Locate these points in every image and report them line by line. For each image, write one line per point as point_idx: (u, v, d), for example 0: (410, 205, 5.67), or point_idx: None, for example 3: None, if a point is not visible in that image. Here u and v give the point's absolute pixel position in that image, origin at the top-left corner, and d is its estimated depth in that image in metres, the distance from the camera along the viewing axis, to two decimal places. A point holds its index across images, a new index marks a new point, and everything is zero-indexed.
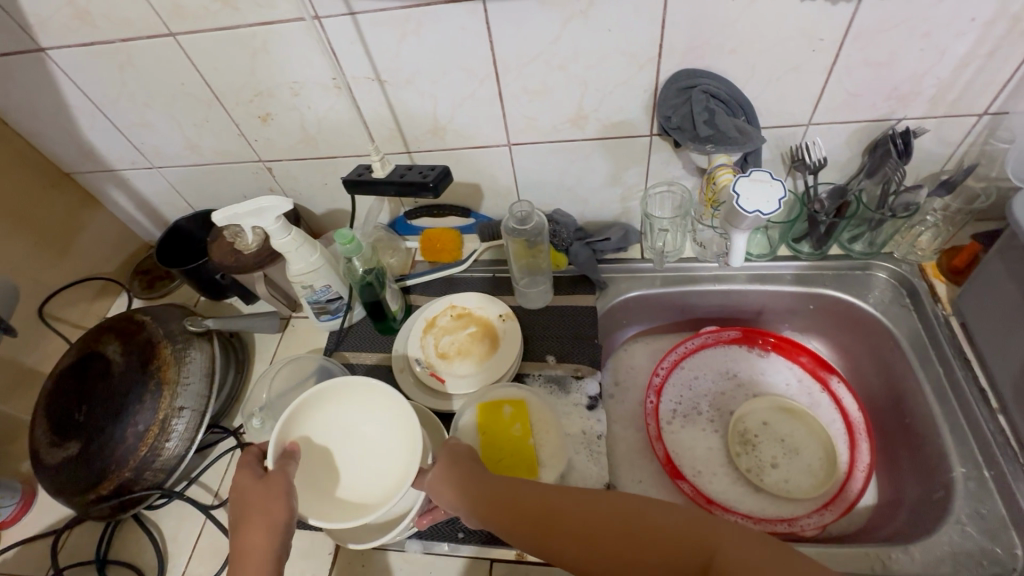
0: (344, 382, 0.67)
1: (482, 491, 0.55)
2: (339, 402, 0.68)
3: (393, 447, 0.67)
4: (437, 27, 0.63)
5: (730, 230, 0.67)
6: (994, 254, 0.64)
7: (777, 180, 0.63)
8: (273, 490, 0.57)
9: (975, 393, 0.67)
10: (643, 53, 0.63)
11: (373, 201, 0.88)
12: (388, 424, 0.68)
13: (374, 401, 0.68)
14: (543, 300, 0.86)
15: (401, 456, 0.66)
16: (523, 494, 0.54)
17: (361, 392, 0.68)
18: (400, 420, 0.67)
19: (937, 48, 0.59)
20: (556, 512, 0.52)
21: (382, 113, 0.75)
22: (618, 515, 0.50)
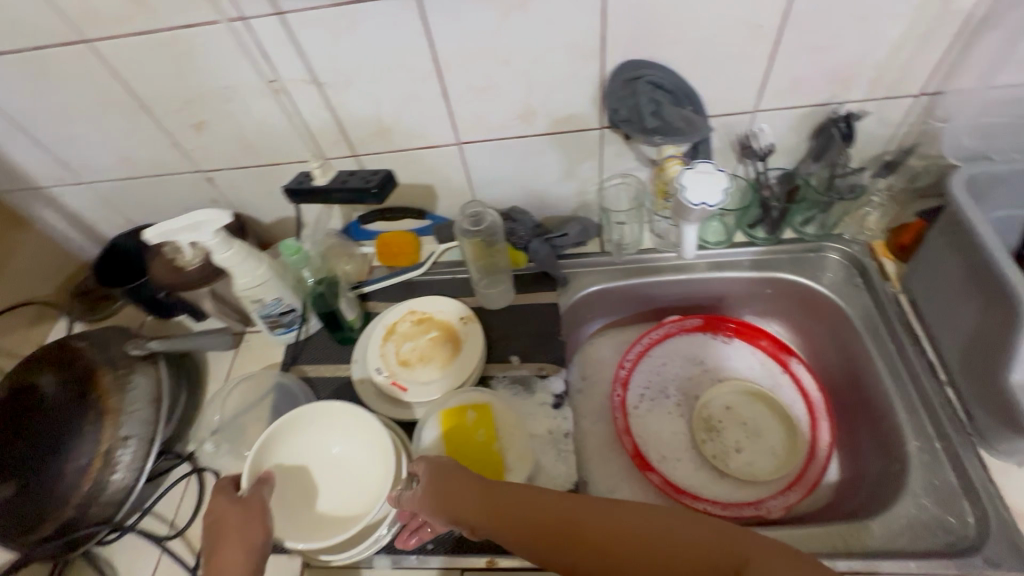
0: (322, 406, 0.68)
1: (472, 499, 0.54)
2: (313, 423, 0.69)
3: (367, 462, 0.67)
4: (372, 25, 0.60)
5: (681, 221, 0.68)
6: (937, 232, 0.65)
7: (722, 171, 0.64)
8: (252, 513, 0.57)
9: (925, 367, 0.68)
10: (587, 45, 0.62)
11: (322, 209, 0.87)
12: (360, 440, 0.68)
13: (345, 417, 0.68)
14: (505, 300, 0.84)
15: (376, 472, 0.66)
16: (517, 501, 0.52)
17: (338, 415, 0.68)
18: (371, 434, 0.67)
19: (872, 31, 0.60)
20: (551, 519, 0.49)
21: (323, 116, 0.72)
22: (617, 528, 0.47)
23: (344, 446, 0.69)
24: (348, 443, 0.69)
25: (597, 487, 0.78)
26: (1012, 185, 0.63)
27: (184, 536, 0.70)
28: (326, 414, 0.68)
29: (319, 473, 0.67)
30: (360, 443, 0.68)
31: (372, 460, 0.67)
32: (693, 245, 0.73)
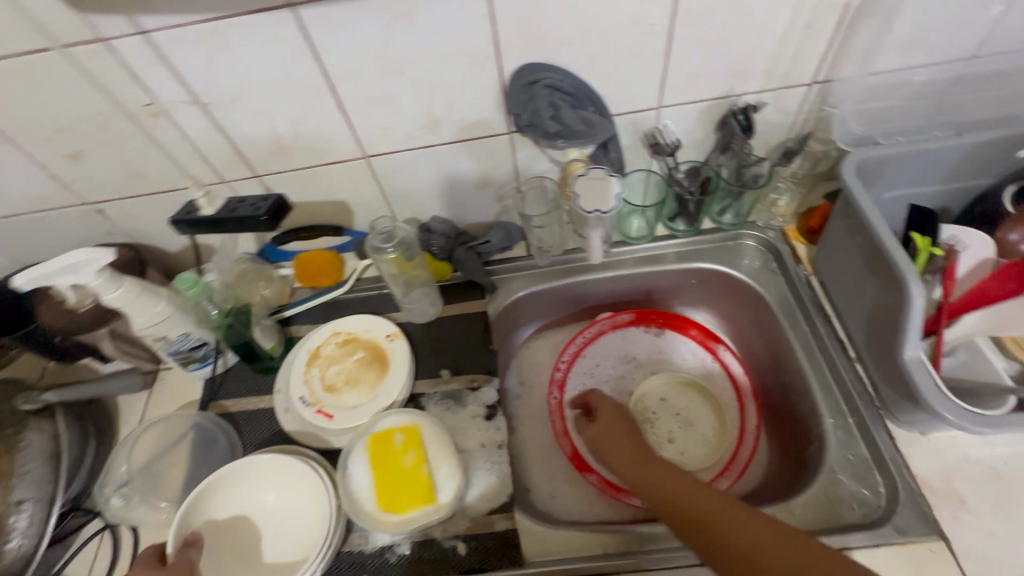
0: (268, 459, 0.66)
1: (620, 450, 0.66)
2: (249, 475, 0.66)
3: (305, 508, 0.65)
4: (251, 41, 0.57)
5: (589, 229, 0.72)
6: (837, 217, 0.68)
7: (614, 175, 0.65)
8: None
9: (836, 346, 0.71)
10: (481, 51, 0.61)
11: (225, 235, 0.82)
12: (296, 486, 0.66)
13: (278, 464, 0.66)
14: (431, 313, 0.83)
15: (312, 523, 0.64)
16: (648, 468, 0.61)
17: (279, 468, 0.66)
18: (308, 479, 0.65)
19: (759, 25, 0.61)
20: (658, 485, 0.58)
21: (215, 138, 0.67)
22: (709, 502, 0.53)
23: (278, 494, 0.66)
24: (283, 491, 0.66)
25: (538, 493, 0.78)
26: (899, 166, 0.66)
27: None
28: (258, 462, 0.66)
29: (252, 527, 0.64)
30: (295, 489, 0.66)
31: (310, 504, 0.65)
32: (600, 252, 0.79)
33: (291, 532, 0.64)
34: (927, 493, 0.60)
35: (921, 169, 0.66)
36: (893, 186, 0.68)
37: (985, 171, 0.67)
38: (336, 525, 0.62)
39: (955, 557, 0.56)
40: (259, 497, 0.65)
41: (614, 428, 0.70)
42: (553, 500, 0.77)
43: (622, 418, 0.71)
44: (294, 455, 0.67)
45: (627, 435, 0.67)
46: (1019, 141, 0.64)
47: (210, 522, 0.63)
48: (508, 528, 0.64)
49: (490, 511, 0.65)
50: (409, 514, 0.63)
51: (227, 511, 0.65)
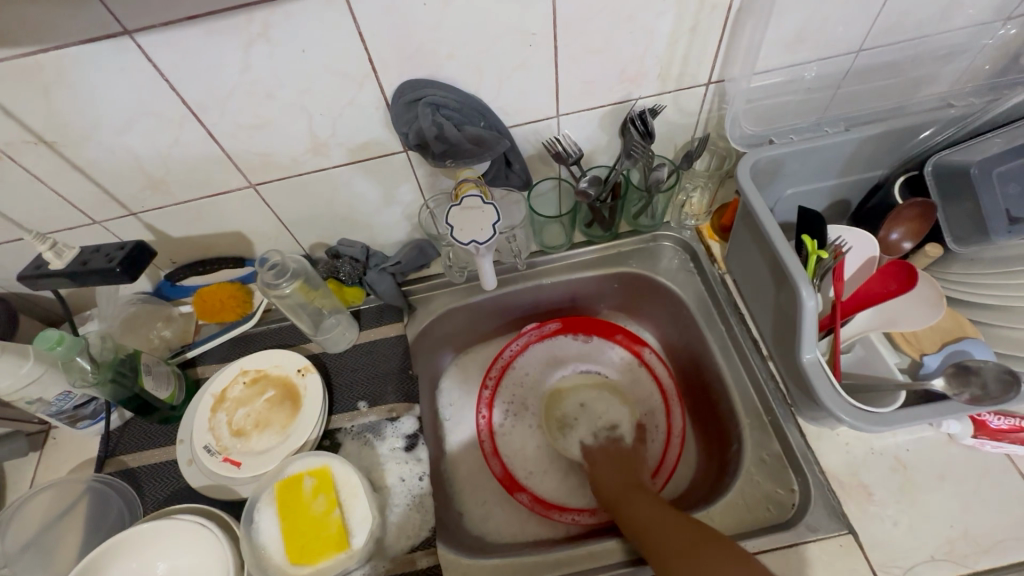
0: (159, 525, 0.60)
1: (611, 482, 0.70)
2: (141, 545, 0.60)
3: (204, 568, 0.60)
4: (89, 73, 0.51)
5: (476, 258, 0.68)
6: (740, 220, 0.68)
7: (489, 204, 0.63)
8: None
9: (749, 345, 0.72)
10: (355, 70, 0.57)
11: (103, 288, 0.77)
12: (191, 547, 0.60)
13: (166, 529, 0.60)
14: (346, 340, 0.78)
15: None
16: (630, 501, 0.65)
17: (173, 533, 0.60)
18: (201, 536, 0.60)
19: (644, 29, 0.59)
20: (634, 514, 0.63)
21: (74, 178, 0.61)
22: (659, 524, 0.58)
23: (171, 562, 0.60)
24: (176, 558, 0.60)
25: (470, 518, 0.76)
26: (796, 164, 0.66)
27: None
28: (141, 532, 0.60)
29: None
30: (190, 552, 0.60)
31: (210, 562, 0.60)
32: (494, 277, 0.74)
33: None
34: (837, 488, 0.61)
35: (816, 165, 0.67)
36: (792, 183, 0.69)
37: (877, 163, 0.68)
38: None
39: (863, 550, 0.57)
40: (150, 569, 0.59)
41: (605, 467, 0.74)
42: (485, 523, 0.75)
43: (616, 460, 0.75)
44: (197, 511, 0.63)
45: (621, 473, 0.72)
46: (904, 133, 0.65)
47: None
48: (431, 564, 0.63)
49: (411, 549, 0.63)
50: (321, 564, 0.59)
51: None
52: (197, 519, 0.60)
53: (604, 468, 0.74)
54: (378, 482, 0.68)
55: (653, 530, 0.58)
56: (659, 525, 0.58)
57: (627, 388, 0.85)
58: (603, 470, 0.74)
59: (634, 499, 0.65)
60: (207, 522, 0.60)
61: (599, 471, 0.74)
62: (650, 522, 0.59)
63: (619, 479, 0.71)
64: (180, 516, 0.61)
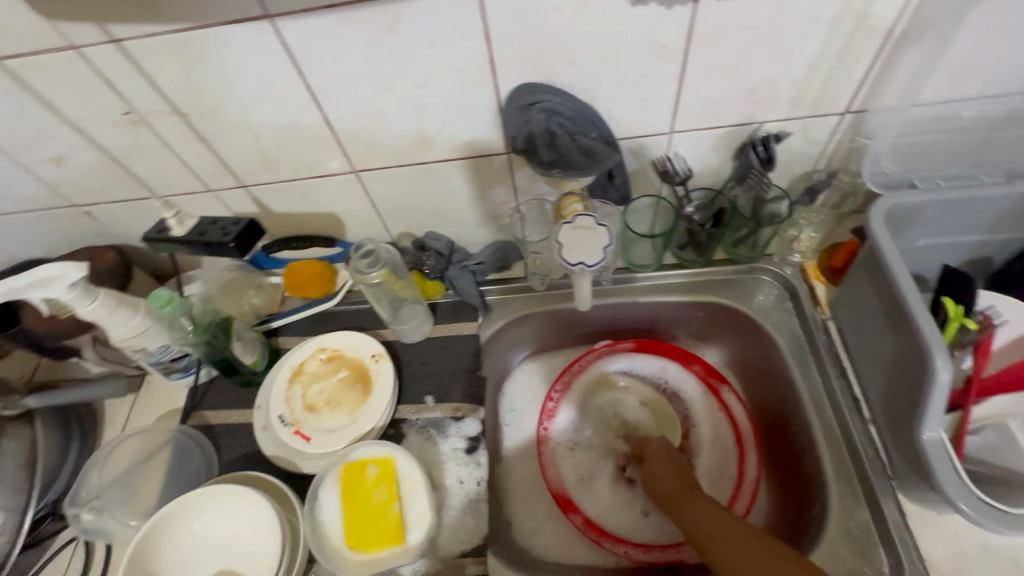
0: (203, 492, 0.63)
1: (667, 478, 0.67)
2: (196, 516, 0.63)
3: (258, 534, 0.62)
4: (226, 52, 0.53)
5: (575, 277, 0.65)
6: (860, 266, 0.61)
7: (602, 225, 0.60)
8: None
9: (849, 403, 0.65)
10: (474, 69, 0.56)
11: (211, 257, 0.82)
12: (240, 511, 0.63)
13: (213, 496, 0.63)
14: (420, 333, 0.79)
15: (264, 536, 0.61)
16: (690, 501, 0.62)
17: (218, 498, 0.63)
18: (248, 501, 0.62)
19: (786, 49, 0.55)
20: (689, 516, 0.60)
21: (198, 148, 0.64)
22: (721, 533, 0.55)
23: (230, 529, 0.63)
24: (233, 524, 0.63)
25: (519, 528, 0.75)
26: (938, 212, 0.59)
27: None
28: (189, 501, 0.63)
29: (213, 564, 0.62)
30: (244, 519, 0.63)
31: (261, 530, 0.62)
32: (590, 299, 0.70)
33: (249, 550, 0.62)
34: None
35: (959, 217, 0.59)
36: (929, 233, 0.61)
37: None
38: (289, 558, 0.61)
39: None
40: (211, 536, 0.63)
41: (658, 458, 0.70)
42: (533, 537, 0.74)
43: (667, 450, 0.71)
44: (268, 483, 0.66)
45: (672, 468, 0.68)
46: None
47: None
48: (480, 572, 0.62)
49: (462, 554, 0.63)
50: (376, 553, 0.60)
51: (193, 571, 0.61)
52: (229, 484, 0.63)
53: (653, 467, 0.69)
54: (438, 480, 0.68)
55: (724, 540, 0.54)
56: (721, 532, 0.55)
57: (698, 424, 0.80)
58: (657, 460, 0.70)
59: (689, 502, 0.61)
60: (230, 486, 0.63)
61: (653, 463, 0.70)
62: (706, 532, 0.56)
63: (666, 469, 0.68)
64: (216, 485, 0.63)
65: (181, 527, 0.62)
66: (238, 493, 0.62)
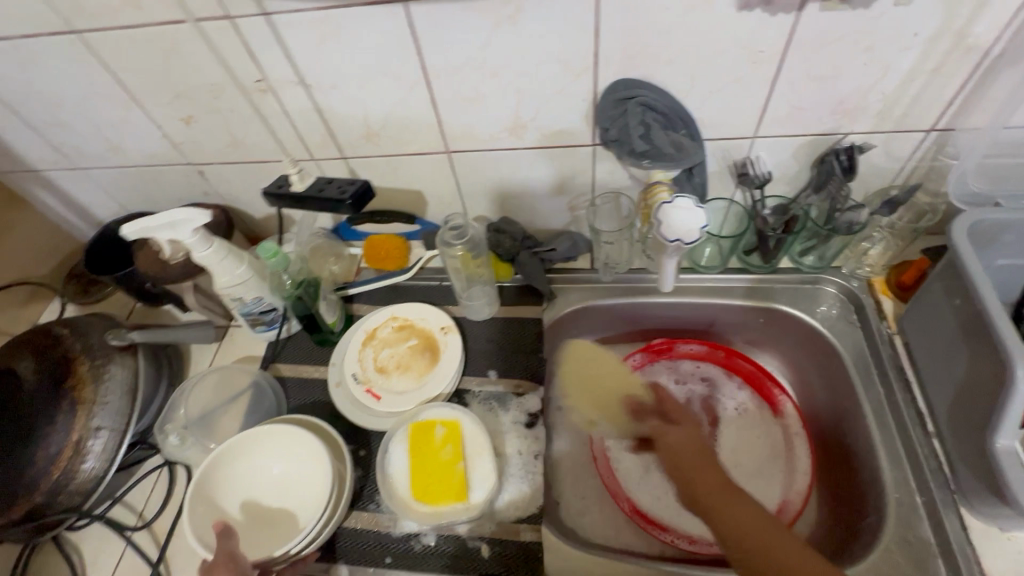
0: (254, 433, 0.68)
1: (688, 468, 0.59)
2: (248, 458, 0.68)
3: (308, 467, 0.67)
4: (357, 31, 0.59)
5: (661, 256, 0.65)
6: (935, 277, 0.62)
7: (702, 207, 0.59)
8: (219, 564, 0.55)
9: (912, 416, 0.66)
10: (578, 63, 0.60)
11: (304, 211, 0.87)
12: (289, 447, 0.68)
13: (264, 436, 0.68)
14: (487, 312, 0.83)
15: (314, 468, 0.67)
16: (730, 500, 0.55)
17: (268, 438, 0.68)
18: (296, 437, 0.68)
19: (881, 63, 0.57)
20: (735, 518, 0.53)
21: (311, 117, 0.71)
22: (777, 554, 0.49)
23: (285, 463, 0.68)
24: (284, 459, 0.68)
25: (567, 508, 0.77)
26: (1020, 234, 0.60)
27: (150, 528, 0.71)
28: (241, 442, 0.67)
29: (268, 499, 0.66)
30: (297, 454, 0.68)
31: (310, 464, 0.67)
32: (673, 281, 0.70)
33: (304, 481, 0.67)
34: None
35: None
36: (1009, 253, 0.62)
37: None
38: (336, 496, 0.65)
39: None
40: (266, 474, 0.67)
41: (679, 446, 0.62)
42: (580, 518, 0.76)
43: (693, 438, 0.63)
44: (326, 432, 0.70)
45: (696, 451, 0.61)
46: None
47: (245, 524, 0.65)
48: (534, 540, 0.64)
49: (518, 520, 0.65)
50: (440, 508, 0.64)
51: (256, 509, 0.66)
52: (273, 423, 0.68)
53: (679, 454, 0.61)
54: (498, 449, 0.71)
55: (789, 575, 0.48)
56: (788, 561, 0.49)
57: (745, 435, 0.80)
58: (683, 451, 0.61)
59: (730, 502, 0.55)
60: (275, 426, 0.68)
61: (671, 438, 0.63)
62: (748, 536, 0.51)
63: (699, 459, 0.60)
64: (264, 424, 0.68)
65: (237, 467, 0.67)
66: (286, 430, 0.68)
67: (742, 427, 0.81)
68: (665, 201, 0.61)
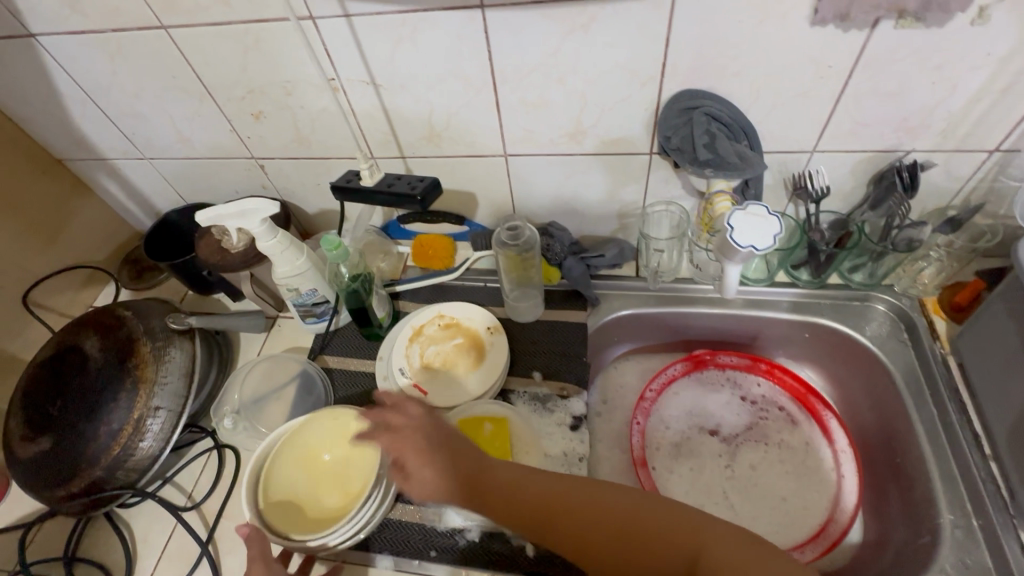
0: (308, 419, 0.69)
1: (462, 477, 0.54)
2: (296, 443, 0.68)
3: (356, 456, 0.68)
4: (432, 34, 0.61)
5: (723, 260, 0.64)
6: (997, 296, 0.62)
7: (775, 216, 0.60)
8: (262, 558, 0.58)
9: (968, 437, 0.65)
10: (646, 71, 0.61)
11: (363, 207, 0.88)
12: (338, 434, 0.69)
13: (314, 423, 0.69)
14: (533, 314, 0.83)
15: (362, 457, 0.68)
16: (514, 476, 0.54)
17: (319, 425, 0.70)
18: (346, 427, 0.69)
19: (949, 81, 0.57)
20: (523, 494, 0.53)
21: (376, 117, 0.73)
22: (583, 507, 0.52)
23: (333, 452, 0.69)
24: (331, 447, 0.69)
25: None
26: None
27: (200, 510, 0.72)
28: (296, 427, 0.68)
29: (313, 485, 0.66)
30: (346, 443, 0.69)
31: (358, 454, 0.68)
32: (735, 289, 0.69)
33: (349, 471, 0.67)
34: None
35: None
36: None
37: None
38: (388, 484, 0.66)
39: None
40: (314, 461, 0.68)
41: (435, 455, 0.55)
42: None
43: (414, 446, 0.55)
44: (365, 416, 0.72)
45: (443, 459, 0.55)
46: None
47: (285, 508, 0.64)
48: None
49: None
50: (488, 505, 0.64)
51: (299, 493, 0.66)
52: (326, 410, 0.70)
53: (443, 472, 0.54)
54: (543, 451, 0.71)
55: (633, 526, 0.50)
56: (605, 511, 0.51)
57: (789, 461, 0.79)
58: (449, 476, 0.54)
59: (525, 478, 0.54)
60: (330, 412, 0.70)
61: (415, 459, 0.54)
62: (552, 494, 0.53)
63: (461, 476, 0.54)
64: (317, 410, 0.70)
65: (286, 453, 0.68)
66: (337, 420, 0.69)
67: (782, 456, 0.79)
68: (729, 213, 0.62)
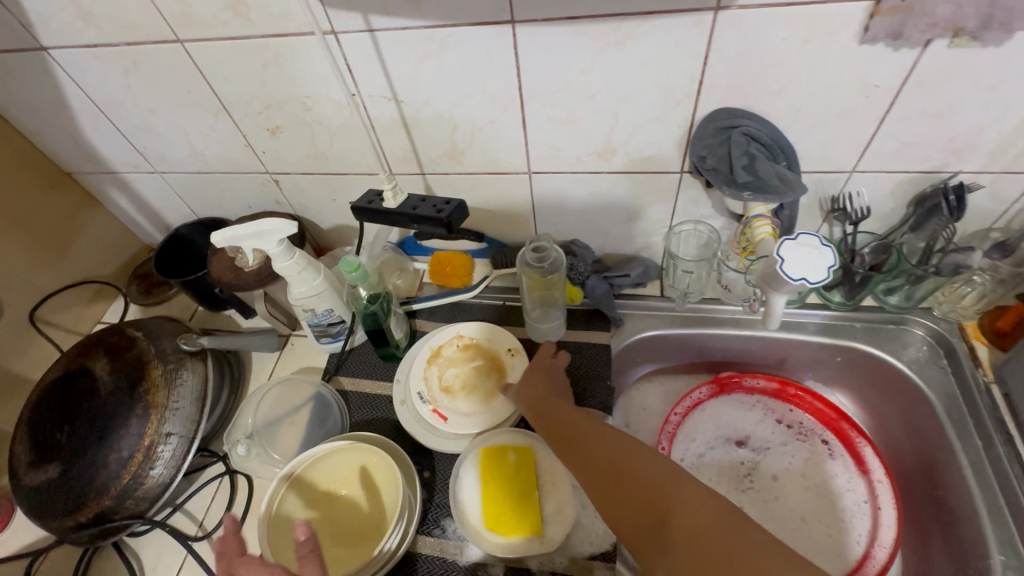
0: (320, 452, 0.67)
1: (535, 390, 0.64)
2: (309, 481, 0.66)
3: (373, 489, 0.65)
4: (460, 50, 0.59)
5: (770, 292, 0.61)
6: None
7: (827, 247, 0.57)
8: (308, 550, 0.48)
9: (1020, 475, 0.61)
10: (681, 89, 0.59)
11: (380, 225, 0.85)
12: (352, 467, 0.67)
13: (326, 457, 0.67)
14: (557, 333, 0.81)
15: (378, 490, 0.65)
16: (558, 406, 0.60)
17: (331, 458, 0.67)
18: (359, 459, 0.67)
19: (1002, 102, 0.55)
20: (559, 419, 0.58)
21: (397, 133, 0.71)
22: (591, 447, 0.52)
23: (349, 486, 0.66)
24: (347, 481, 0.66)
25: None
26: None
27: (211, 539, 0.70)
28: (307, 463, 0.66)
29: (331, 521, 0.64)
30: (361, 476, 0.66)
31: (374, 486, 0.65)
32: (777, 320, 0.65)
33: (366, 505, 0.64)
34: None
35: None
36: None
37: None
38: (410, 516, 0.64)
39: None
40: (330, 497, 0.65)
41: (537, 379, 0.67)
42: None
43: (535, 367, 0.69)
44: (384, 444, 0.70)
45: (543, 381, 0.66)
46: None
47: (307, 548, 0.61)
48: None
49: (592, 556, 0.62)
50: (513, 540, 0.63)
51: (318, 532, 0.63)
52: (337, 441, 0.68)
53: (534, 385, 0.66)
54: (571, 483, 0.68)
55: (623, 472, 0.48)
56: (610, 458, 0.50)
57: (815, 485, 0.76)
58: (529, 378, 0.67)
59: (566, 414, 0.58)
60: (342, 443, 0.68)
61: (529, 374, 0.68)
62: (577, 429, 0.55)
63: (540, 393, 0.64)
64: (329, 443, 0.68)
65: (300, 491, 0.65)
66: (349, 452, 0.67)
67: (806, 473, 0.77)
68: (775, 242, 0.59)
